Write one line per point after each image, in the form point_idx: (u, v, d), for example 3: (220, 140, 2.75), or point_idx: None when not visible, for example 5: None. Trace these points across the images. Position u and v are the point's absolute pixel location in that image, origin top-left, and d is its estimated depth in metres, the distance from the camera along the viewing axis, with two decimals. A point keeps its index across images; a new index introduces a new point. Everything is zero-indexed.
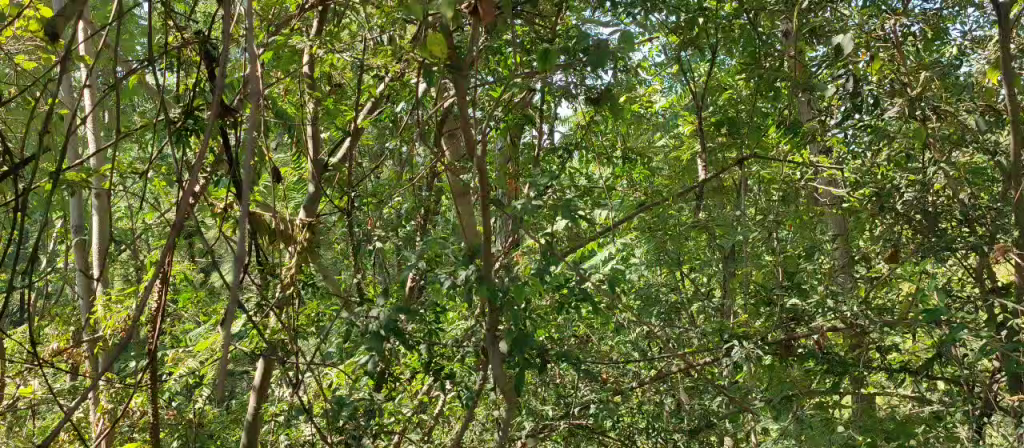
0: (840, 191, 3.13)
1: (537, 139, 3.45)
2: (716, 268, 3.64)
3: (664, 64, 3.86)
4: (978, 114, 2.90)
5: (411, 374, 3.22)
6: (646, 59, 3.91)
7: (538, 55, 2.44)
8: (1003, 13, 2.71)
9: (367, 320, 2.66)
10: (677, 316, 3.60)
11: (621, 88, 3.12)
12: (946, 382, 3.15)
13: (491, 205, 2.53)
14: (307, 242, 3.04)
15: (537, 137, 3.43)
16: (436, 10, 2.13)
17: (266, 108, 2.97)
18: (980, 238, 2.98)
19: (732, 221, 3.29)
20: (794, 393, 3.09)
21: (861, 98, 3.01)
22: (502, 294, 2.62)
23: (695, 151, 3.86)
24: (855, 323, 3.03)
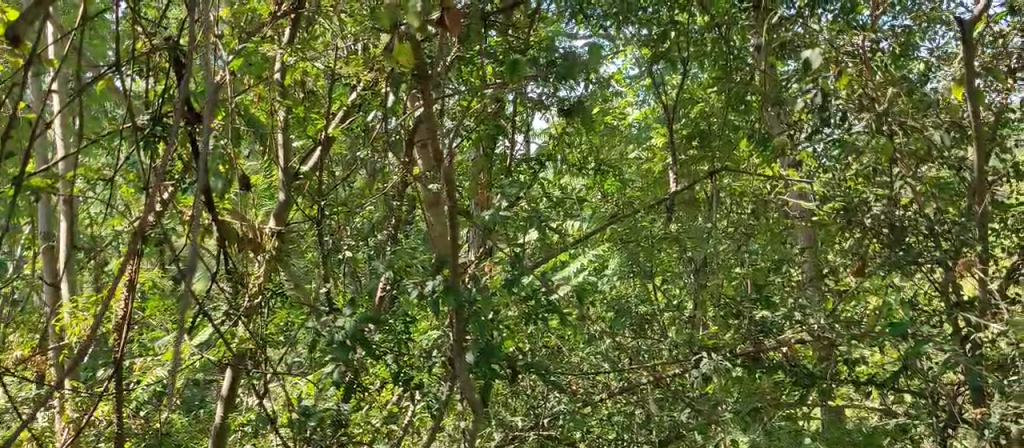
0: (810, 204, 3.14)
1: (510, 150, 3.38)
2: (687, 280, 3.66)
3: (637, 76, 3.89)
4: (942, 130, 2.95)
5: (381, 385, 3.20)
6: (620, 71, 3.94)
7: (508, 66, 2.45)
8: (967, 31, 2.76)
9: (333, 330, 2.65)
10: (648, 329, 3.64)
11: (592, 100, 3.13)
12: (911, 395, 3.18)
13: (458, 214, 2.53)
14: (276, 251, 3.09)
15: (509, 148, 3.37)
16: (405, 19, 2.13)
17: (236, 115, 2.95)
18: (945, 252, 3.03)
19: (704, 234, 3.33)
20: (761, 405, 3.11)
21: (828, 113, 2.97)
22: (469, 304, 2.62)
23: (668, 163, 3.92)
24: (822, 336, 3.06)
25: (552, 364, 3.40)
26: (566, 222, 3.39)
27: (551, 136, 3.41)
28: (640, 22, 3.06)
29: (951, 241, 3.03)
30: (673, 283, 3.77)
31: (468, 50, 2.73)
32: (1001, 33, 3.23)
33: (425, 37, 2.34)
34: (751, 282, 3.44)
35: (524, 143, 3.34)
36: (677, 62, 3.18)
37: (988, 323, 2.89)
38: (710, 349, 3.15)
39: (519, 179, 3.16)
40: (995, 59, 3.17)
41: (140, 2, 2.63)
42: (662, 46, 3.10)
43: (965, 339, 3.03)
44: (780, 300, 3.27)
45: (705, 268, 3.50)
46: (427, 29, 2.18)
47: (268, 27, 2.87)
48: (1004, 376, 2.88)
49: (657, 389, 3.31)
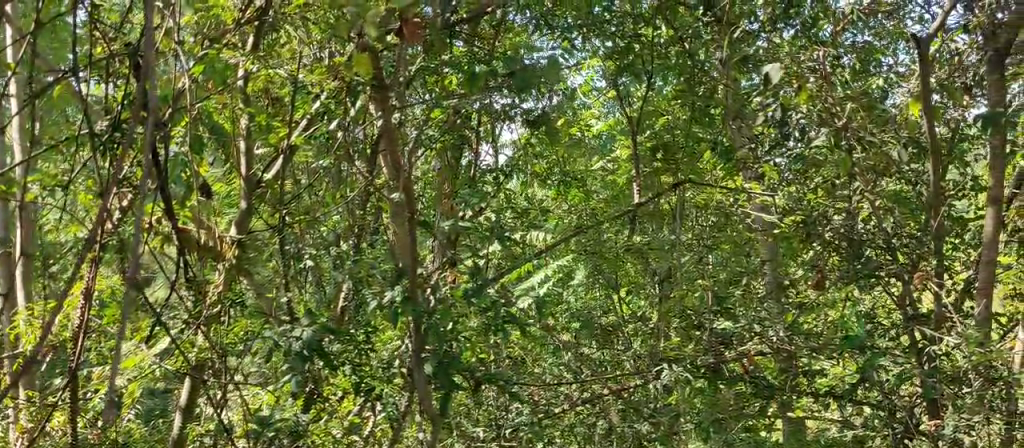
0: (771, 217, 3.12)
1: (476, 160, 3.34)
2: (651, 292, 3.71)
3: (603, 88, 3.91)
4: (901, 146, 2.99)
5: (342, 395, 3.16)
6: (586, 83, 3.96)
7: (469, 76, 2.45)
8: (923, 49, 2.80)
9: (290, 340, 2.62)
10: (612, 338, 3.73)
11: (557, 112, 3.14)
12: (870, 408, 3.20)
13: (418, 223, 2.53)
14: (236, 259, 2.99)
15: (476, 158, 3.34)
16: (364, 30, 2.13)
17: (198, 123, 2.92)
18: (903, 265, 3.12)
19: (666, 245, 3.37)
20: (721, 416, 3.15)
21: (788, 126, 2.98)
22: (428, 315, 2.61)
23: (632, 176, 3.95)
24: (782, 348, 3.09)
25: (514, 374, 3.39)
26: (529, 234, 3.38)
27: (517, 147, 3.42)
28: (605, 34, 3.07)
29: (907, 254, 3.13)
30: (638, 295, 3.77)
31: (431, 60, 2.73)
32: (958, 50, 3.28)
33: (384, 47, 2.33)
34: (712, 293, 3.34)
35: (489, 153, 3.34)
36: (641, 74, 3.19)
37: (942, 336, 2.91)
38: (671, 360, 3.16)
39: (482, 189, 3.14)
40: (951, 75, 3.21)
41: (99, 6, 2.60)
42: (626, 59, 3.14)
43: (921, 352, 3.05)
44: (739, 311, 3.24)
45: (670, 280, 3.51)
46: (384, 39, 2.17)
47: (231, 34, 2.83)
48: (957, 388, 2.91)
49: (619, 400, 3.32)
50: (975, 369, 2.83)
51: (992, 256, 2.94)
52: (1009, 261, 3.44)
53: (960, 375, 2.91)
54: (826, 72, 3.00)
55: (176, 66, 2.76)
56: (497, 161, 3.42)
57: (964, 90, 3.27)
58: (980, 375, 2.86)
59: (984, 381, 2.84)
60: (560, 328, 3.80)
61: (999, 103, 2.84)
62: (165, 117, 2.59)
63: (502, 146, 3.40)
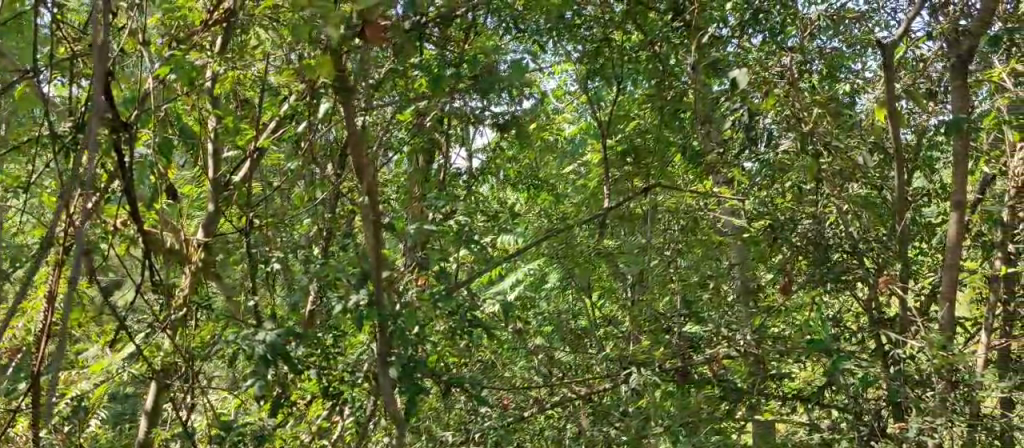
0: (741, 222, 3.15)
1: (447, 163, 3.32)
2: (621, 295, 3.71)
3: (575, 92, 3.91)
4: (867, 151, 3.04)
5: (310, 399, 3.12)
6: (558, 87, 3.96)
7: (431, 77, 2.44)
8: (888, 55, 2.82)
9: (255, 344, 2.58)
10: (585, 342, 3.73)
11: (527, 116, 3.13)
12: (838, 411, 3.20)
13: (381, 227, 2.49)
14: (202, 263, 2.92)
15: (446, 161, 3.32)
16: (327, 31, 2.10)
17: (164, 125, 2.87)
18: (869, 270, 3.06)
19: (636, 249, 3.40)
20: (689, 419, 3.11)
21: (754, 131, 3.05)
22: (393, 319, 2.58)
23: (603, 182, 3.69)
24: (750, 352, 3.09)
25: (483, 378, 3.35)
26: (498, 237, 3.35)
27: (488, 150, 3.41)
28: (575, 38, 3.07)
29: (874, 260, 3.06)
30: (610, 299, 3.78)
31: (400, 63, 2.72)
32: (924, 57, 3.31)
33: (350, 49, 2.32)
34: (681, 297, 3.40)
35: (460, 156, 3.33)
36: (611, 78, 3.20)
37: (906, 339, 2.92)
38: (640, 363, 3.15)
39: (451, 193, 3.12)
40: (915, 81, 3.24)
41: (61, 6, 2.55)
42: (596, 62, 3.17)
43: (887, 355, 3.05)
44: (708, 315, 3.26)
45: (642, 284, 3.55)
46: (349, 40, 2.16)
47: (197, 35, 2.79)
48: (921, 391, 2.93)
49: (588, 403, 3.32)
50: (938, 372, 2.84)
51: (956, 260, 2.95)
52: (974, 265, 3.47)
53: (924, 378, 2.93)
54: (793, 78, 3.03)
55: (140, 68, 2.71)
56: (469, 165, 3.40)
57: (929, 96, 3.30)
58: (943, 378, 2.88)
59: (948, 384, 2.86)
60: (533, 332, 3.84)
61: (962, 109, 2.86)
62: (128, 119, 2.55)
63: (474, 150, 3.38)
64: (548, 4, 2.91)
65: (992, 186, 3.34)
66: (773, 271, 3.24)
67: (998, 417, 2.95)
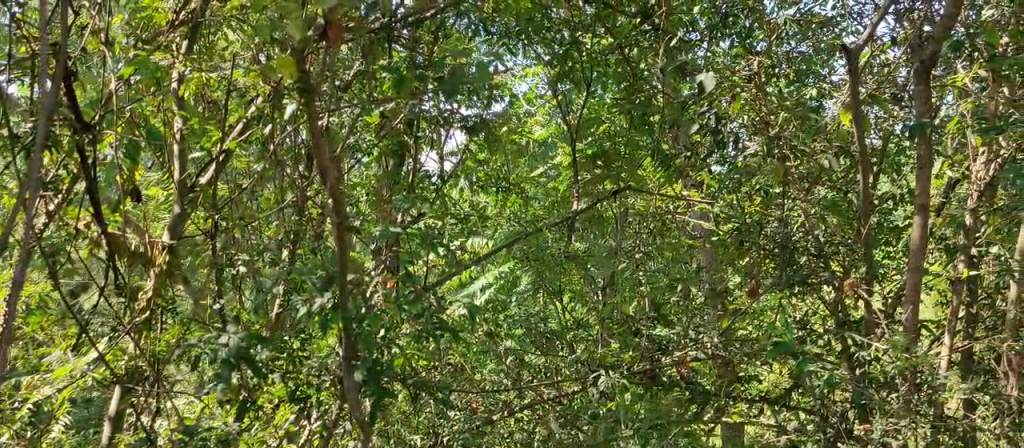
0: (709, 225, 3.22)
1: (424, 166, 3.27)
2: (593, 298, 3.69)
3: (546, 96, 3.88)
4: (832, 155, 3.06)
5: (275, 404, 3.07)
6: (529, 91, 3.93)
7: (393, 78, 2.40)
8: (854, 59, 2.82)
9: (217, 348, 2.53)
10: (556, 346, 3.69)
11: (497, 119, 3.10)
12: (806, 414, 3.19)
13: (346, 232, 2.41)
14: (167, 265, 2.83)
15: (424, 164, 3.26)
16: (288, 32, 2.07)
17: (131, 126, 2.80)
18: (834, 273, 3.04)
19: (604, 252, 3.39)
20: (660, 422, 3.12)
21: (723, 134, 3.07)
22: (357, 323, 2.53)
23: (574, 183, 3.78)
24: (718, 354, 3.10)
25: (452, 381, 3.36)
26: (468, 240, 3.32)
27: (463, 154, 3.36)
28: (546, 42, 3.05)
29: (839, 262, 3.05)
30: (581, 302, 3.76)
31: (368, 64, 2.69)
32: (888, 62, 3.34)
33: (314, 51, 2.29)
34: (650, 300, 3.40)
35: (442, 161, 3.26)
36: (581, 81, 3.17)
37: (871, 341, 2.92)
38: (608, 366, 3.15)
39: (419, 196, 3.09)
40: (880, 86, 3.27)
41: (21, 4, 2.49)
42: (565, 66, 3.09)
43: (852, 357, 3.05)
44: (677, 319, 3.29)
45: (613, 287, 3.59)
46: (312, 40, 2.13)
47: (162, 35, 2.74)
48: (885, 393, 2.93)
49: (558, 406, 3.32)
50: (901, 374, 2.84)
51: (919, 263, 2.99)
52: (937, 267, 3.50)
53: (888, 380, 2.93)
54: (760, 83, 3.03)
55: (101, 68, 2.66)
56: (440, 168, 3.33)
57: (894, 101, 3.33)
58: (907, 380, 2.87)
59: (911, 386, 2.86)
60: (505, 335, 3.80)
61: (925, 114, 2.89)
62: (90, 119, 2.49)
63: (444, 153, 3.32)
64: (517, 7, 2.89)
65: (956, 189, 3.36)
66: (742, 273, 3.20)
67: (961, 419, 2.96)
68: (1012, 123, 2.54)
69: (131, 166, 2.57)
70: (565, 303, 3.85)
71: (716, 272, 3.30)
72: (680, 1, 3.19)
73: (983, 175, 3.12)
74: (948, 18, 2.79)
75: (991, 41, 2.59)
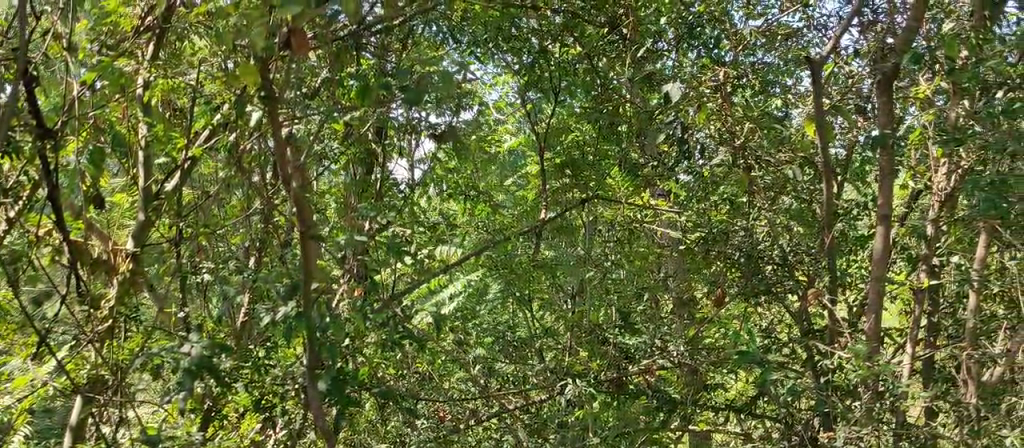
0: (676, 234, 3.22)
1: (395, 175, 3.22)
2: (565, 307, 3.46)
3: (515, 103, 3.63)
4: (797, 167, 3.05)
5: (240, 412, 3.01)
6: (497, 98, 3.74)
7: (355, 85, 2.38)
8: (818, 69, 2.84)
9: (178, 357, 2.48)
10: (526, 354, 3.47)
11: (466, 126, 3.09)
12: (772, 421, 3.20)
13: (309, 240, 2.37)
14: (131, 274, 2.74)
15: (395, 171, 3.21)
16: (250, 39, 2.04)
17: (98, 131, 2.77)
18: (797, 281, 3.10)
19: (573, 261, 3.31)
20: (627, 430, 3.18)
21: (689, 145, 3.11)
22: (318, 332, 2.50)
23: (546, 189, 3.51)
24: (684, 363, 3.15)
25: (419, 390, 3.33)
26: (436, 248, 3.23)
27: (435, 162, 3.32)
28: (516, 49, 3.10)
29: (804, 270, 3.08)
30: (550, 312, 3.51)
31: (335, 71, 2.67)
32: (852, 73, 3.35)
33: (278, 58, 2.26)
34: (615, 309, 3.34)
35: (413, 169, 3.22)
36: (550, 90, 3.23)
37: (834, 349, 2.93)
38: (576, 374, 3.18)
39: (385, 203, 3.06)
40: (844, 96, 3.30)
41: None
42: (533, 75, 3.16)
43: (816, 366, 3.05)
44: (644, 327, 3.25)
45: (581, 295, 3.40)
46: (275, 47, 2.11)
47: (126, 41, 2.69)
48: (849, 401, 2.93)
49: (528, 413, 3.36)
50: (864, 382, 2.85)
51: (881, 272, 3.00)
52: (901, 276, 3.52)
53: (851, 388, 2.94)
54: (726, 93, 3.00)
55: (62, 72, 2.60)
56: (411, 176, 3.28)
57: (858, 111, 3.38)
58: (869, 388, 2.86)
59: (873, 394, 2.87)
60: (471, 344, 3.54)
61: (886, 126, 2.91)
62: (51, 124, 2.45)
63: (416, 160, 3.28)
64: (484, 16, 2.97)
65: (920, 200, 3.39)
66: (708, 280, 3.27)
67: (924, 427, 2.97)
68: (970, 134, 2.57)
69: (94, 171, 2.54)
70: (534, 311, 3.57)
71: (684, 280, 3.32)
72: (648, 11, 3.17)
73: (944, 186, 3.14)
74: (909, 31, 2.82)
75: (952, 53, 2.62)
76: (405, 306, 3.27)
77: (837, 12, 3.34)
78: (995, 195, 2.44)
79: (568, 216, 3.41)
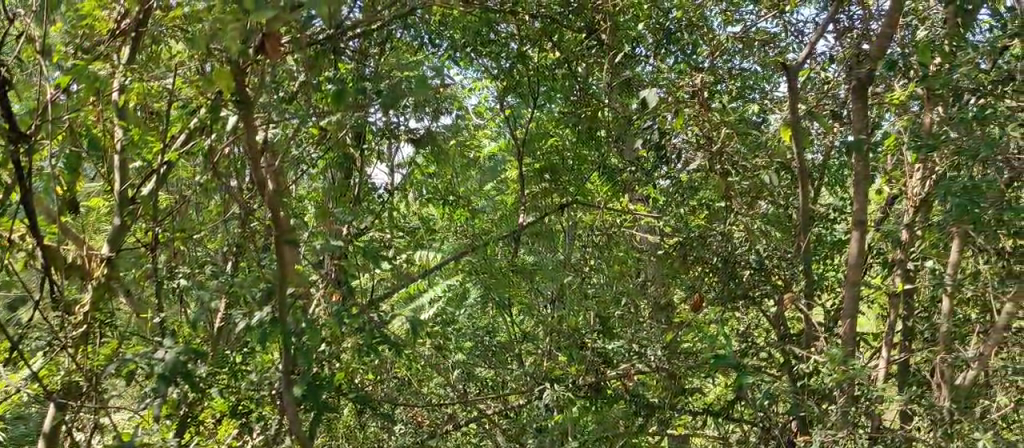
0: (654, 239, 3.24)
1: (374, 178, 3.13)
2: (545, 313, 3.43)
3: (495, 107, 3.54)
4: (772, 171, 2.99)
5: (216, 418, 2.98)
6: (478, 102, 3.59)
7: (330, 90, 2.37)
8: (793, 72, 2.85)
9: (153, 363, 2.45)
10: (507, 358, 3.47)
11: (449, 132, 3.09)
12: (748, 425, 3.22)
13: (283, 245, 2.35)
14: (105, 278, 2.71)
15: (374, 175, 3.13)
16: (225, 43, 2.03)
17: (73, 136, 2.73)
18: (774, 286, 3.09)
19: (551, 266, 3.36)
20: (608, 434, 3.14)
21: (665, 150, 3.10)
22: (294, 337, 2.48)
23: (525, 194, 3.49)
24: (659, 367, 3.15)
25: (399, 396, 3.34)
26: (414, 253, 3.26)
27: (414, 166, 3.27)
28: (493, 54, 3.14)
29: (780, 275, 3.08)
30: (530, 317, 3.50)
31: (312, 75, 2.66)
32: (827, 79, 3.37)
33: (253, 62, 2.24)
34: (595, 314, 3.30)
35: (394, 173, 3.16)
36: (528, 94, 3.26)
37: (809, 352, 2.92)
38: (554, 378, 3.23)
39: (362, 208, 3.05)
40: (819, 102, 3.29)
41: None
42: (512, 80, 3.20)
43: (791, 370, 3.03)
44: (621, 331, 3.26)
45: (561, 299, 3.38)
46: (249, 51, 2.10)
47: (102, 44, 2.67)
48: (825, 405, 2.94)
49: (506, 418, 3.35)
50: (838, 386, 2.86)
51: (857, 277, 3.01)
52: (877, 280, 3.54)
53: (825, 391, 2.95)
54: (703, 98, 3.03)
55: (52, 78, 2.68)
56: (391, 180, 3.19)
57: (834, 117, 3.35)
58: (844, 392, 2.87)
59: (848, 398, 2.88)
60: (452, 348, 3.52)
61: (861, 131, 2.93)
62: (25, 128, 2.41)
63: (395, 165, 3.17)
64: (463, 20, 3.03)
65: (895, 206, 3.42)
66: (687, 284, 3.22)
67: (897, 429, 2.99)
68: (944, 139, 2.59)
69: (68, 176, 2.59)
70: (513, 315, 3.52)
71: (663, 284, 3.27)
72: (627, 15, 3.14)
73: (918, 191, 3.17)
74: (883, 37, 2.83)
75: (924, 60, 2.64)
76: (386, 310, 3.29)
77: (812, 19, 3.35)
78: (967, 200, 2.46)
79: (546, 223, 3.40)
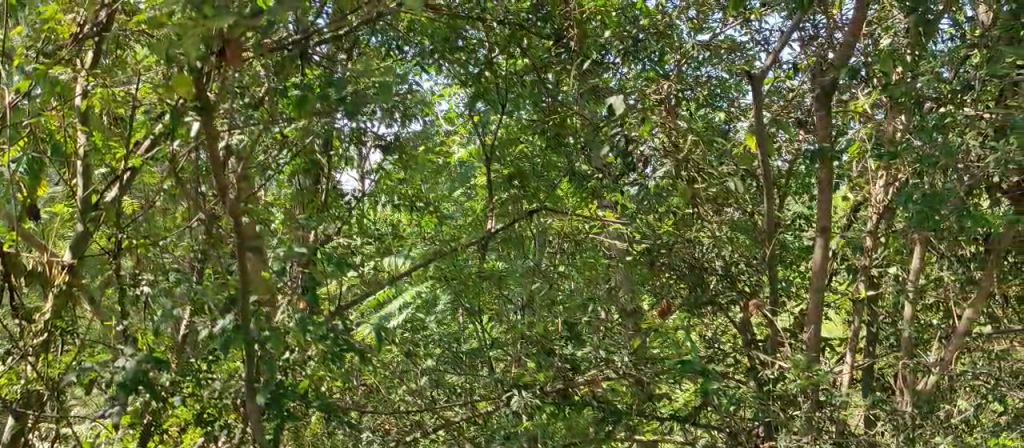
0: (622, 245, 3.21)
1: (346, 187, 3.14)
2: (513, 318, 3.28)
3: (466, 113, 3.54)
4: (737, 178, 3.10)
5: (180, 427, 2.94)
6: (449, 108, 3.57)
7: (294, 97, 2.34)
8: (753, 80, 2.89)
9: (113, 371, 2.40)
10: (476, 365, 3.35)
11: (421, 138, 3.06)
12: (717, 431, 3.22)
13: (247, 252, 2.32)
14: (68, 285, 2.67)
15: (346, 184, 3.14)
16: (183, 48, 1.99)
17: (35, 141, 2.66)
18: (739, 292, 3.27)
19: (519, 272, 3.17)
20: (574, 440, 3.02)
21: (631, 157, 3.02)
22: (258, 345, 2.45)
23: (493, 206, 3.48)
24: (627, 374, 3.03)
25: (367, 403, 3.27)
26: (383, 259, 3.20)
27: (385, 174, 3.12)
28: (461, 60, 2.86)
29: (745, 282, 3.28)
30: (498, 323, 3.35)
31: (278, 81, 2.62)
32: (792, 88, 3.43)
33: (215, 68, 2.20)
34: (562, 321, 3.18)
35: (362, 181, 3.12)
36: (496, 102, 2.99)
37: (775, 359, 2.95)
38: (523, 384, 3.03)
39: (329, 215, 3.02)
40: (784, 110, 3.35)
41: None
42: (478, 86, 2.91)
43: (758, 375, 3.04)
44: (589, 337, 3.15)
45: (530, 306, 3.24)
46: (210, 57, 2.07)
47: (64, 49, 2.54)
48: (789, 410, 2.94)
49: (471, 425, 3.20)
50: (803, 391, 2.87)
51: (821, 286, 3.04)
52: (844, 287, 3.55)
53: (791, 397, 2.96)
54: (672, 106, 3.16)
55: (12, 80, 2.55)
56: (361, 187, 3.16)
57: (799, 125, 3.40)
58: (809, 397, 2.89)
59: (813, 404, 2.91)
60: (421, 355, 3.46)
61: (824, 138, 2.96)
62: None
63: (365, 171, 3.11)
64: (431, 24, 2.76)
65: (861, 213, 3.45)
66: (653, 292, 3.31)
67: (862, 434, 3.01)
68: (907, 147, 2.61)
69: (29, 183, 2.50)
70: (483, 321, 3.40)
71: (631, 291, 3.22)
72: (594, 22, 3.11)
73: (881, 198, 3.18)
74: (847, 46, 2.86)
75: (888, 69, 2.66)
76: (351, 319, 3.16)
77: (779, 27, 3.39)
78: (928, 208, 2.48)
79: (514, 229, 3.18)
